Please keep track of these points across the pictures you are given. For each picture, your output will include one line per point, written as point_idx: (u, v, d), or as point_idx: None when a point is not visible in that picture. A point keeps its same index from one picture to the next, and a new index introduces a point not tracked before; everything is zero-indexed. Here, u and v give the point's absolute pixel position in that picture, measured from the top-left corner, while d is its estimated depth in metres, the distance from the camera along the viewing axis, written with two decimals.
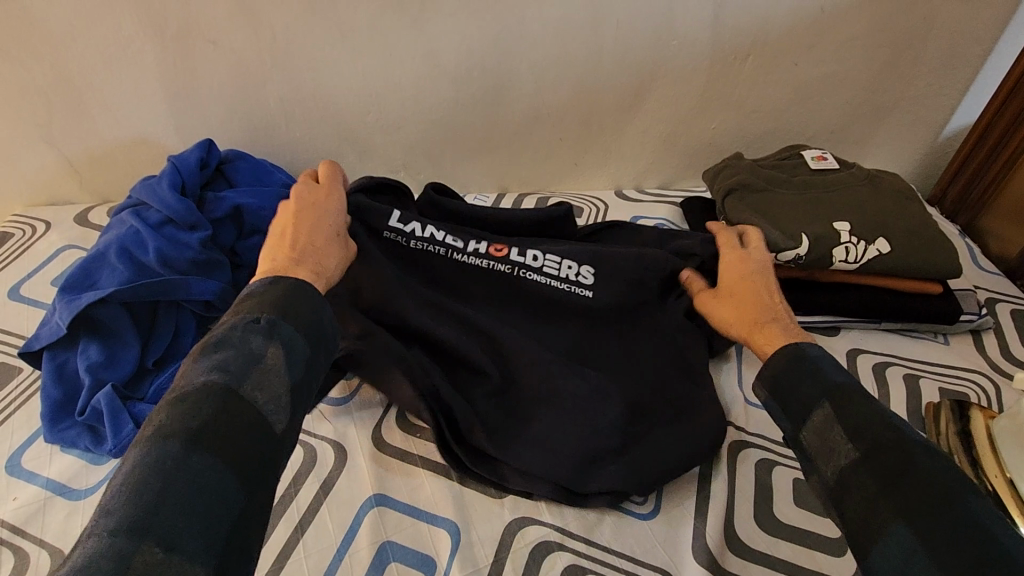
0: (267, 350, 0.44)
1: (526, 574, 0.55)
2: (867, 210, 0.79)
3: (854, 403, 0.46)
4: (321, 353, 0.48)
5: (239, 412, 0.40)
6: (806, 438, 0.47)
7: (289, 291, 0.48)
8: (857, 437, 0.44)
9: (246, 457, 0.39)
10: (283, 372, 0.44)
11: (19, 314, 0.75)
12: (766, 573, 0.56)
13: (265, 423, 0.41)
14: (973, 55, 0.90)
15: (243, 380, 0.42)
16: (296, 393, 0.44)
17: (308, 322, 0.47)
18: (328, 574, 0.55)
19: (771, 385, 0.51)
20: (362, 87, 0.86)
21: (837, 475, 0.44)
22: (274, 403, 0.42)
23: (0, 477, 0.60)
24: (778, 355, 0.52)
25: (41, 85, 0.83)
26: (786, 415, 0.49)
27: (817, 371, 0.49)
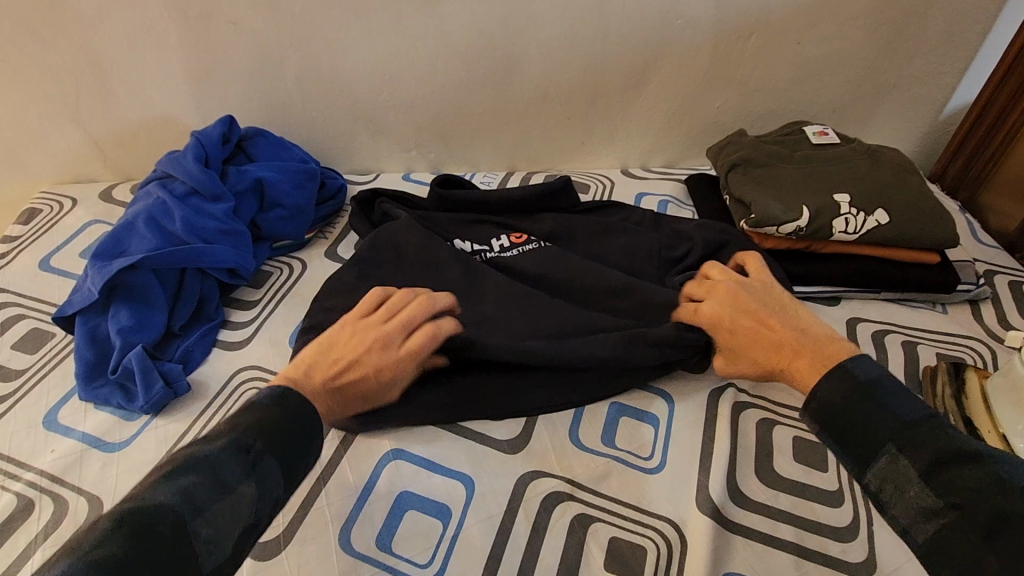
0: (237, 485, 0.44)
1: (537, 522, 0.58)
2: (867, 183, 0.82)
3: (929, 447, 0.44)
4: (288, 496, 0.48)
5: (178, 553, 0.39)
6: (876, 482, 0.46)
7: (297, 405, 0.50)
8: (948, 491, 0.42)
9: None
10: (244, 510, 0.44)
11: (51, 283, 0.79)
12: (766, 521, 0.59)
13: (198, 560, 0.41)
14: (973, 33, 0.91)
15: (200, 515, 0.42)
16: (245, 535, 0.44)
17: (293, 459, 0.48)
18: (349, 521, 0.58)
19: (827, 417, 0.49)
20: (375, 66, 0.88)
21: (929, 533, 0.42)
22: (215, 541, 0.42)
23: (39, 431, 0.63)
24: (828, 381, 0.50)
25: (68, 65, 0.86)
26: (849, 453, 0.47)
27: (880, 401, 0.47)
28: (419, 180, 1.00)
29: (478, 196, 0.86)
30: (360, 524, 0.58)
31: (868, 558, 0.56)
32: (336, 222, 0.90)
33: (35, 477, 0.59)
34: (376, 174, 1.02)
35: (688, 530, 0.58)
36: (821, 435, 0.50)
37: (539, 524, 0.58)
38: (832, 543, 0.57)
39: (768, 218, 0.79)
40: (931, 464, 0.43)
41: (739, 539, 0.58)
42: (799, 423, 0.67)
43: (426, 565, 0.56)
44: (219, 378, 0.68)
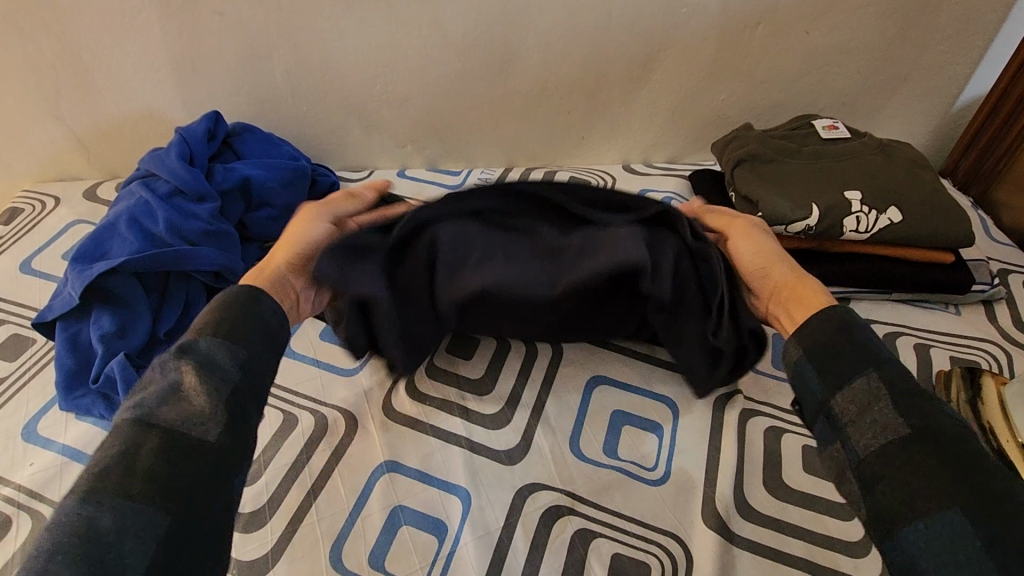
0: (182, 372, 0.45)
1: (536, 537, 0.56)
2: (879, 179, 0.79)
3: (904, 381, 0.46)
4: (254, 345, 0.50)
5: (151, 438, 0.41)
6: (842, 404, 0.47)
7: (229, 300, 0.52)
8: (908, 414, 0.44)
9: (170, 477, 0.40)
10: (206, 382, 0.45)
11: (32, 286, 0.76)
12: (776, 536, 0.57)
13: (198, 435, 0.43)
14: (988, 22, 0.88)
15: (156, 408, 0.43)
16: (237, 398, 0.46)
17: (238, 330, 0.49)
18: (341, 537, 0.56)
19: (812, 345, 0.51)
20: (368, 58, 0.85)
21: (877, 448, 0.44)
22: (202, 415, 0.44)
23: (17, 443, 0.61)
24: (823, 313, 0.53)
25: (47, 58, 0.83)
26: (824, 378, 0.49)
27: (861, 342, 0.49)
28: (414, 176, 0.96)
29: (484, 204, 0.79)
30: (352, 541, 0.56)
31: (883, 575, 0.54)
32: None
33: (14, 491, 0.57)
34: (370, 171, 0.99)
35: (694, 545, 0.56)
36: (798, 361, 0.52)
37: (538, 540, 0.56)
38: (845, 559, 0.55)
39: (777, 217, 0.76)
40: (898, 389, 0.46)
41: (747, 555, 0.55)
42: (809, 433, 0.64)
43: None
44: None
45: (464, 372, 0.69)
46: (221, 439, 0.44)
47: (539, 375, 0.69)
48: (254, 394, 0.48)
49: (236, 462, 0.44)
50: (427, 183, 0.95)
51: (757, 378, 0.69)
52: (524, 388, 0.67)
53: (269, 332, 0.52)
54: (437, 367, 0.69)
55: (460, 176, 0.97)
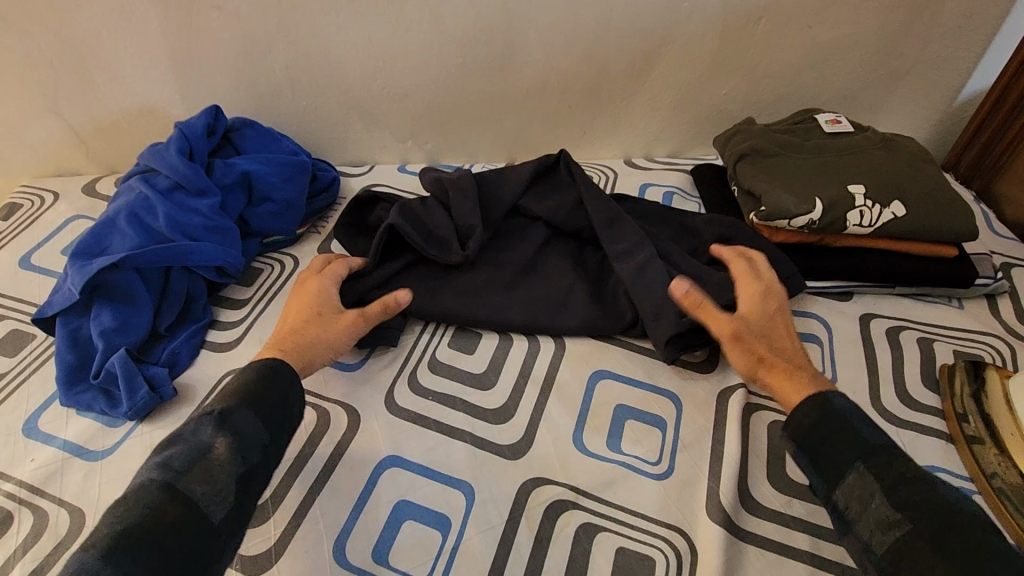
0: (214, 443, 0.48)
1: (540, 532, 0.56)
2: (883, 173, 0.78)
3: (895, 468, 0.49)
4: (278, 432, 0.52)
5: (170, 509, 0.44)
6: (844, 500, 0.50)
7: (265, 371, 0.55)
8: (903, 505, 0.47)
9: (171, 557, 0.42)
10: (228, 465, 0.48)
11: (31, 282, 0.76)
12: (781, 530, 0.56)
13: (207, 513, 0.45)
14: (990, 15, 0.88)
15: (183, 476, 0.46)
16: (246, 486, 0.49)
17: (267, 409, 0.52)
18: (345, 532, 0.56)
19: (803, 438, 0.54)
20: (368, 53, 0.84)
21: (888, 545, 0.46)
22: (216, 493, 0.47)
23: (19, 439, 0.60)
24: (808, 401, 0.55)
25: (45, 52, 0.82)
26: (821, 473, 0.52)
27: (854, 430, 0.52)
28: (415, 172, 0.96)
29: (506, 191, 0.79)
30: (356, 535, 0.55)
31: None
32: (329, 216, 0.87)
33: (15, 487, 0.57)
34: (371, 166, 0.98)
35: (698, 539, 0.55)
36: (796, 455, 0.54)
37: (543, 535, 0.56)
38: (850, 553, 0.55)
39: (779, 211, 0.76)
40: (893, 478, 0.48)
41: (752, 548, 0.55)
42: None
43: None
44: (208, 383, 0.65)
45: (467, 366, 0.69)
46: (224, 523, 0.46)
47: (541, 370, 0.68)
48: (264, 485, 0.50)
49: (229, 550, 0.47)
50: None
51: None
52: (527, 383, 0.67)
53: (292, 415, 0.54)
54: (439, 362, 0.69)
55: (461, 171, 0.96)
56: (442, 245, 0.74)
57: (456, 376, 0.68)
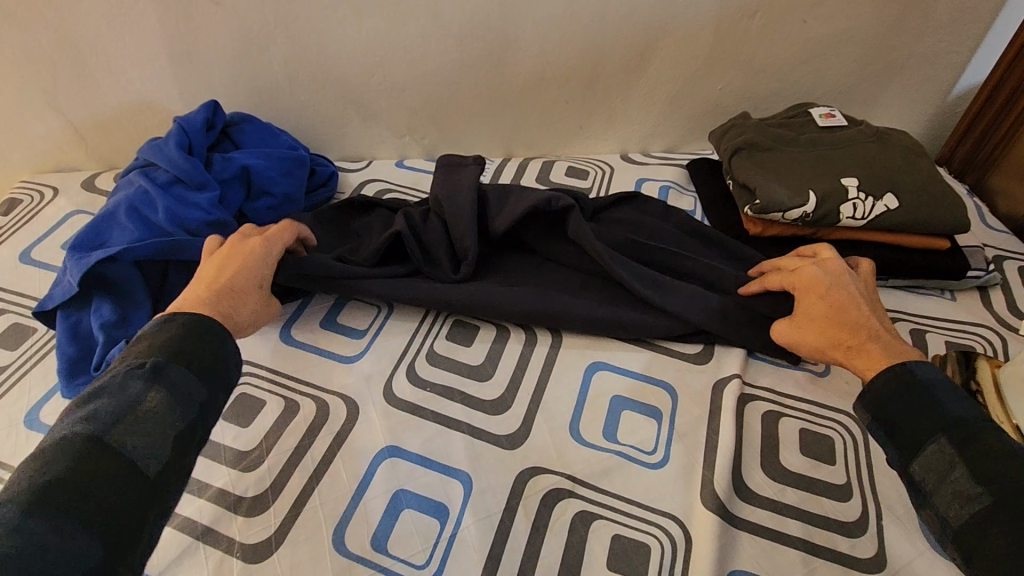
0: (147, 398, 0.46)
1: (537, 520, 0.57)
2: (876, 166, 0.79)
3: (975, 440, 0.46)
4: (217, 386, 0.50)
5: (102, 461, 0.41)
6: (921, 473, 0.48)
7: (195, 327, 0.52)
8: (985, 478, 0.44)
9: (107, 508, 0.40)
10: (162, 416, 0.46)
11: (31, 276, 0.76)
12: (774, 518, 0.57)
13: (142, 467, 0.43)
14: (983, 11, 0.88)
15: (113, 429, 0.43)
16: (184, 439, 0.47)
17: (201, 363, 0.50)
18: (344, 520, 0.56)
19: (878, 411, 0.52)
20: (366, 48, 0.85)
21: (965, 518, 0.44)
22: (150, 446, 0.44)
23: (20, 431, 0.61)
24: (886, 372, 0.53)
25: (44, 48, 0.83)
26: (898, 445, 0.50)
27: (934, 399, 0.50)
28: (412, 167, 0.97)
29: (511, 209, 0.75)
30: (355, 524, 0.56)
31: (879, 554, 0.55)
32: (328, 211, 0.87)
33: None
34: (369, 161, 0.99)
35: (693, 526, 0.56)
36: (871, 429, 0.53)
37: (539, 523, 0.56)
38: (841, 539, 0.56)
39: (774, 205, 0.76)
40: (973, 452, 0.46)
41: (746, 535, 0.56)
42: (807, 416, 0.65)
43: (423, 565, 0.54)
44: None
45: (465, 358, 0.70)
46: (162, 476, 0.44)
47: (538, 362, 0.69)
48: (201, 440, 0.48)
49: (168, 503, 0.44)
50: (425, 173, 0.95)
51: (754, 363, 0.69)
52: (524, 375, 0.68)
53: (229, 371, 0.52)
54: (436, 354, 0.70)
55: None
56: (436, 262, 0.75)
57: (454, 368, 0.69)
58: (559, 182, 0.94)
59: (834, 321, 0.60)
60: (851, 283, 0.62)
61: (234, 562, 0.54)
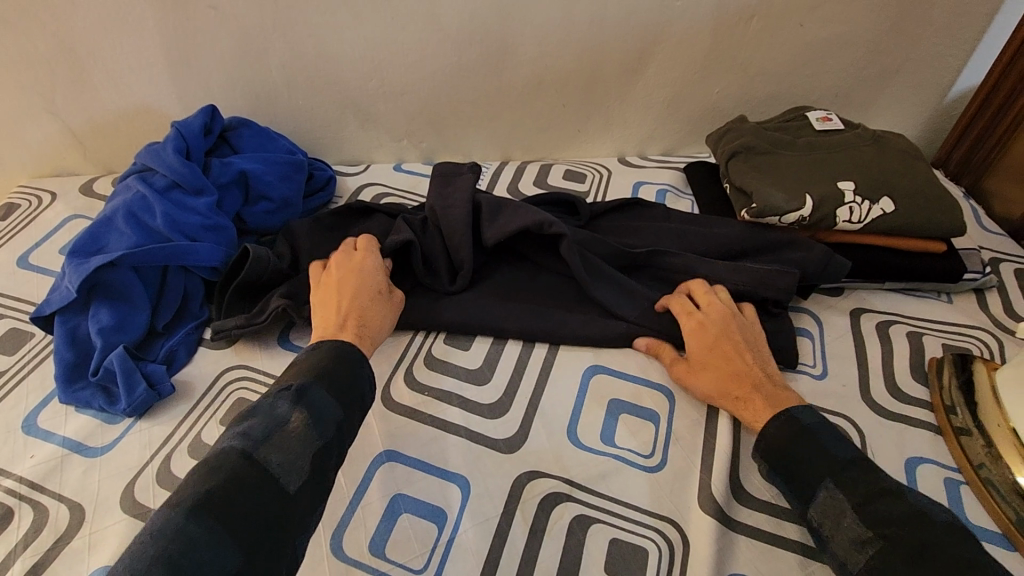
0: (289, 415, 0.48)
1: (535, 525, 0.57)
2: (872, 170, 0.79)
3: (860, 484, 0.50)
4: (352, 409, 0.52)
5: (253, 475, 0.44)
6: (818, 518, 0.51)
7: (333, 353, 0.55)
8: (873, 522, 0.47)
9: (255, 520, 0.42)
10: (304, 436, 0.47)
11: (29, 280, 0.76)
12: (770, 520, 0.57)
13: (284, 485, 0.44)
14: (979, 14, 0.89)
15: (263, 445, 0.45)
16: (321, 459, 0.48)
17: (339, 386, 0.52)
18: (342, 525, 0.56)
19: (772, 459, 0.55)
20: (363, 54, 0.85)
21: (861, 564, 0.47)
22: (294, 465, 0.46)
23: (18, 436, 0.61)
24: (777, 420, 0.56)
25: (42, 53, 0.83)
26: (795, 491, 0.53)
27: (822, 444, 0.53)
28: (410, 170, 0.97)
29: (506, 222, 0.74)
30: (353, 528, 0.56)
31: None
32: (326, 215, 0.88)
33: (15, 483, 0.57)
34: (367, 165, 0.99)
35: (691, 530, 0.56)
36: (770, 475, 0.55)
37: (537, 527, 0.56)
38: None
39: (770, 208, 0.77)
40: (858, 496, 0.49)
41: (743, 538, 0.56)
42: None
43: (421, 569, 0.54)
44: (205, 380, 0.65)
45: (463, 362, 0.70)
46: (300, 494, 0.45)
47: (536, 366, 0.69)
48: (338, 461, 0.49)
49: (306, 524, 0.45)
50: (423, 176, 0.96)
51: None
52: (521, 378, 0.68)
53: (362, 396, 0.53)
54: (434, 358, 0.70)
55: None
56: (435, 273, 0.75)
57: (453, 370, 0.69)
58: (556, 185, 0.94)
59: (719, 359, 0.63)
60: (738, 333, 0.65)
61: None
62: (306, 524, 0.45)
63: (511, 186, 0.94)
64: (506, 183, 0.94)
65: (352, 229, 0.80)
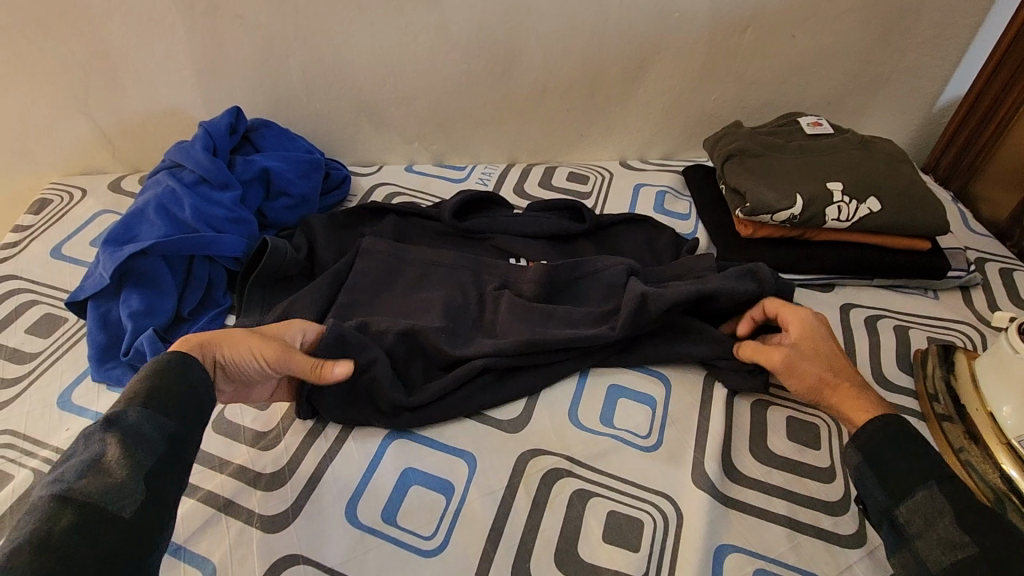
0: (106, 444, 0.47)
1: (537, 498, 0.60)
2: (860, 173, 0.83)
3: (963, 493, 0.50)
4: (184, 418, 0.51)
5: (76, 515, 0.42)
6: (906, 515, 0.51)
7: (161, 366, 0.53)
8: (972, 529, 0.48)
9: (92, 552, 0.41)
10: (132, 459, 0.46)
11: (63, 270, 0.81)
12: (760, 496, 0.61)
13: (116, 509, 0.44)
14: (963, 27, 0.93)
15: (79, 484, 0.44)
16: (158, 470, 0.47)
17: (163, 399, 0.51)
18: (356, 495, 0.60)
19: (871, 452, 0.55)
20: (378, 60, 0.90)
21: (946, 565, 0.48)
22: (121, 491, 0.45)
23: (54, 411, 0.65)
24: (881, 420, 0.56)
25: (78, 58, 0.88)
26: (886, 486, 0.53)
27: (919, 450, 0.54)
28: (421, 172, 1.02)
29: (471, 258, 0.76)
30: (366, 499, 0.60)
31: (858, 531, 0.58)
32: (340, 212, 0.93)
33: (51, 453, 0.61)
34: (379, 166, 1.04)
35: (684, 504, 0.60)
36: (855, 465, 0.56)
37: (539, 500, 0.60)
38: (825, 516, 0.59)
39: (762, 206, 0.81)
40: (958, 503, 0.50)
41: (733, 512, 0.60)
42: (791, 405, 0.68)
43: (430, 536, 0.57)
44: None
45: None
46: (138, 514, 0.45)
47: None
48: (179, 469, 0.49)
49: (154, 544, 0.45)
50: (433, 178, 1.00)
51: None
52: None
53: (198, 406, 0.53)
54: None
55: (464, 171, 1.02)
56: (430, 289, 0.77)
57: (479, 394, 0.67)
58: (560, 187, 0.98)
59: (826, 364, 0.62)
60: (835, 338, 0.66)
61: (254, 531, 0.57)
62: (153, 539, 0.45)
63: (517, 187, 0.98)
64: (512, 184, 0.99)
65: (365, 227, 0.85)
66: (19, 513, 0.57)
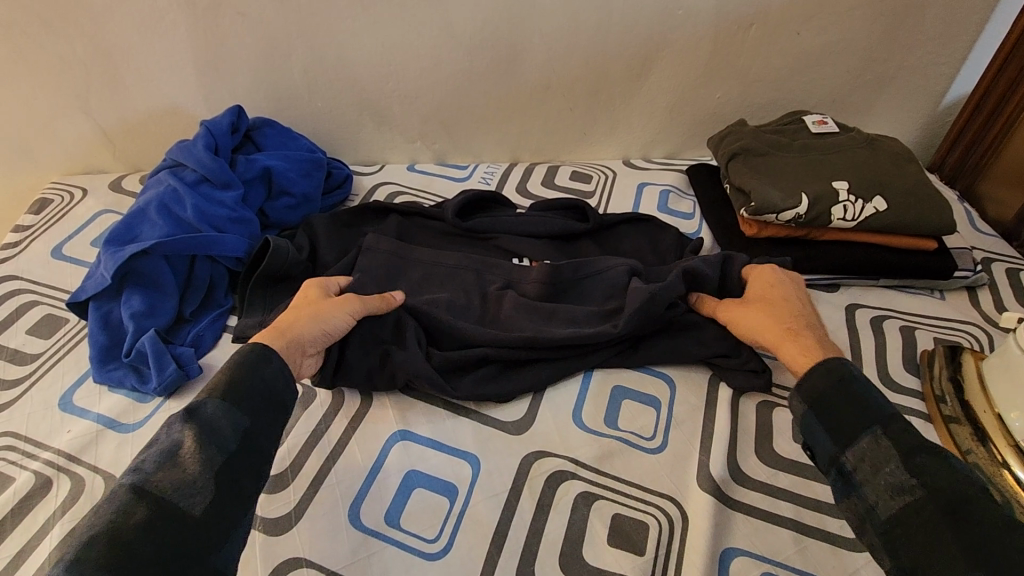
0: (184, 435, 0.47)
1: (541, 501, 0.60)
2: (865, 171, 0.83)
3: (907, 434, 0.50)
4: (260, 415, 0.52)
5: (151, 507, 0.43)
6: (853, 461, 0.51)
7: (241, 358, 0.54)
8: (917, 470, 0.47)
9: (165, 548, 0.42)
10: (206, 454, 0.47)
11: (64, 271, 0.80)
12: (766, 499, 0.60)
13: (187, 505, 0.44)
14: (970, 24, 0.92)
15: (156, 475, 0.45)
16: (230, 468, 0.48)
17: (241, 394, 0.51)
18: (359, 498, 0.60)
19: (817, 400, 0.55)
20: (380, 58, 0.89)
21: (895, 509, 0.48)
22: (194, 487, 0.45)
23: (55, 413, 0.65)
24: (824, 367, 0.56)
25: (79, 56, 0.88)
26: (832, 434, 0.53)
27: (862, 394, 0.53)
28: (423, 171, 1.01)
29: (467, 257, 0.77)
30: (369, 502, 0.59)
31: None
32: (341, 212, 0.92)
33: (53, 455, 0.61)
34: (381, 165, 1.03)
35: (689, 507, 0.59)
36: (803, 414, 0.56)
37: (544, 503, 0.60)
38: (831, 519, 0.59)
39: (768, 206, 0.80)
40: (904, 446, 0.49)
41: (739, 515, 0.59)
42: None
43: (434, 540, 0.57)
44: None
45: None
46: (208, 512, 0.45)
47: None
48: (252, 467, 0.50)
49: (224, 543, 0.46)
50: (436, 177, 1.00)
51: None
52: None
53: (273, 398, 0.53)
54: None
55: (467, 170, 1.02)
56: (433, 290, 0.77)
57: (483, 384, 0.67)
58: (563, 186, 0.98)
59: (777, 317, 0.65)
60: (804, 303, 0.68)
61: (257, 534, 0.57)
62: (221, 538, 0.46)
63: (519, 186, 0.98)
64: (514, 184, 0.98)
65: (368, 227, 0.84)
66: (20, 516, 0.57)
